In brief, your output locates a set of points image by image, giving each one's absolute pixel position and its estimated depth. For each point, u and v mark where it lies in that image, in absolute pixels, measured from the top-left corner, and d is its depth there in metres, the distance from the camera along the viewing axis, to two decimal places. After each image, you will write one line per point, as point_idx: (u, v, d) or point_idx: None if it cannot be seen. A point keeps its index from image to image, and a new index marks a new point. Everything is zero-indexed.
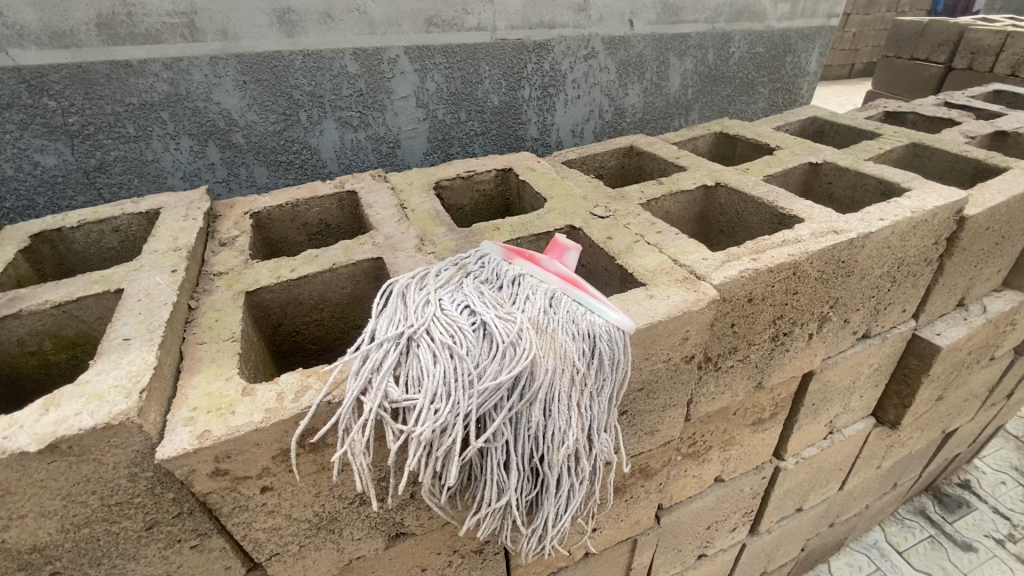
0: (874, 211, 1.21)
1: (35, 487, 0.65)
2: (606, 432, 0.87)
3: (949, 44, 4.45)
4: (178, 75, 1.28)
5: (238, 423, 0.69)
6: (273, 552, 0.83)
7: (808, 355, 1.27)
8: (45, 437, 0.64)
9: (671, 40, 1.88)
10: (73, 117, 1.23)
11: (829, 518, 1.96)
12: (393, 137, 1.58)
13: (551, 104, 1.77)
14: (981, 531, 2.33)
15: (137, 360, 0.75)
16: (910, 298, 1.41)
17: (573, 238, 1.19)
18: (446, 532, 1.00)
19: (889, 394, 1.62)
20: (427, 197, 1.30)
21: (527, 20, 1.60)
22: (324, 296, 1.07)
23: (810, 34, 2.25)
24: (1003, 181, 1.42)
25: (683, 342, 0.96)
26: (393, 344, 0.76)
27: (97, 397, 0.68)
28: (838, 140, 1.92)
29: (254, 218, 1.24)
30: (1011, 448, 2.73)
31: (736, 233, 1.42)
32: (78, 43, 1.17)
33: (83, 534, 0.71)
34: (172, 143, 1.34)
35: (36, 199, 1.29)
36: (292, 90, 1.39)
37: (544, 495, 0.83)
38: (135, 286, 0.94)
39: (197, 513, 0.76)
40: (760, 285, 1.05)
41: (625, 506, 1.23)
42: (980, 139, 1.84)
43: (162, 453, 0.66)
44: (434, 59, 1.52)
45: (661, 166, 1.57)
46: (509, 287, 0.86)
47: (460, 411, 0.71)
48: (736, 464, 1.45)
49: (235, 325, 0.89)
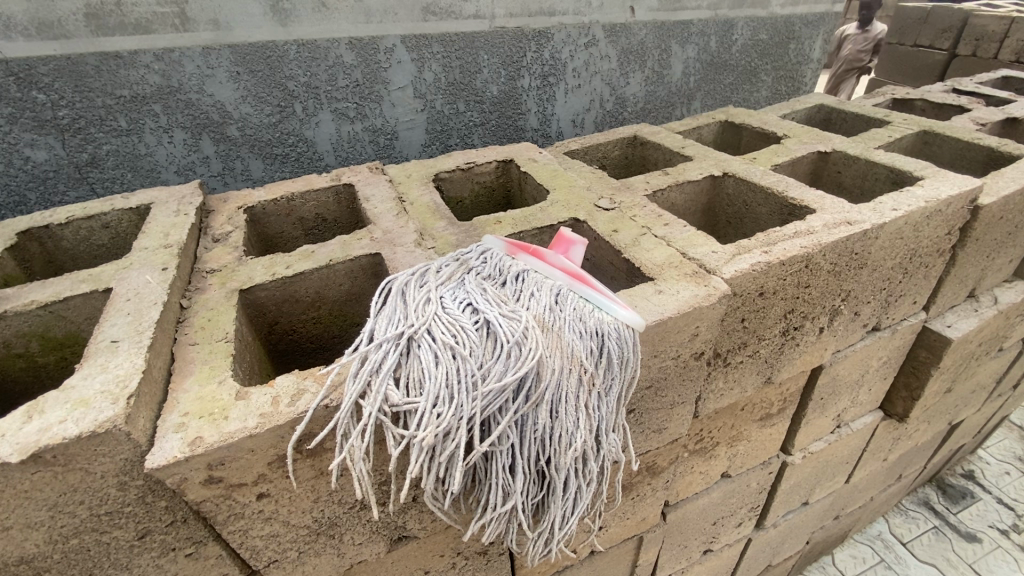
0: (887, 201, 1.17)
1: (21, 498, 0.62)
2: (614, 433, 0.84)
3: (953, 30, 4.38)
4: (170, 66, 1.23)
5: (232, 429, 0.66)
6: (272, 559, 0.81)
7: (818, 348, 1.24)
8: (28, 446, 0.61)
9: (673, 27, 1.84)
10: (63, 111, 1.19)
11: (833, 511, 1.94)
12: (391, 128, 1.54)
13: (551, 93, 1.72)
14: (985, 522, 2.31)
15: (125, 363, 0.72)
16: (922, 289, 1.38)
17: (577, 231, 1.15)
18: (449, 534, 0.97)
19: (898, 386, 1.59)
20: (426, 190, 1.26)
21: (527, 8, 1.55)
22: (321, 294, 1.03)
23: (814, 20, 2.20)
24: (1017, 169, 1.38)
25: (693, 338, 0.93)
26: (392, 344, 0.73)
27: (83, 403, 0.65)
28: (845, 128, 1.88)
29: (248, 213, 1.21)
30: (1015, 438, 2.71)
31: (744, 224, 1.38)
32: (67, 34, 1.13)
33: (72, 544, 0.68)
34: (165, 136, 1.30)
35: (27, 195, 1.25)
36: (287, 80, 1.35)
37: (551, 498, 0.80)
38: (124, 285, 0.91)
39: (191, 521, 0.72)
40: (772, 278, 1.02)
41: (631, 504, 1.20)
42: (990, 126, 1.80)
43: (152, 461, 0.63)
44: (432, 48, 1.47)
45: (666, 156, 1.53)
46: (512, 284, 0.82)
47: (462, 414, 0.68)
48: (743, 459, 1.42)
49: (228, 324, 0.86)
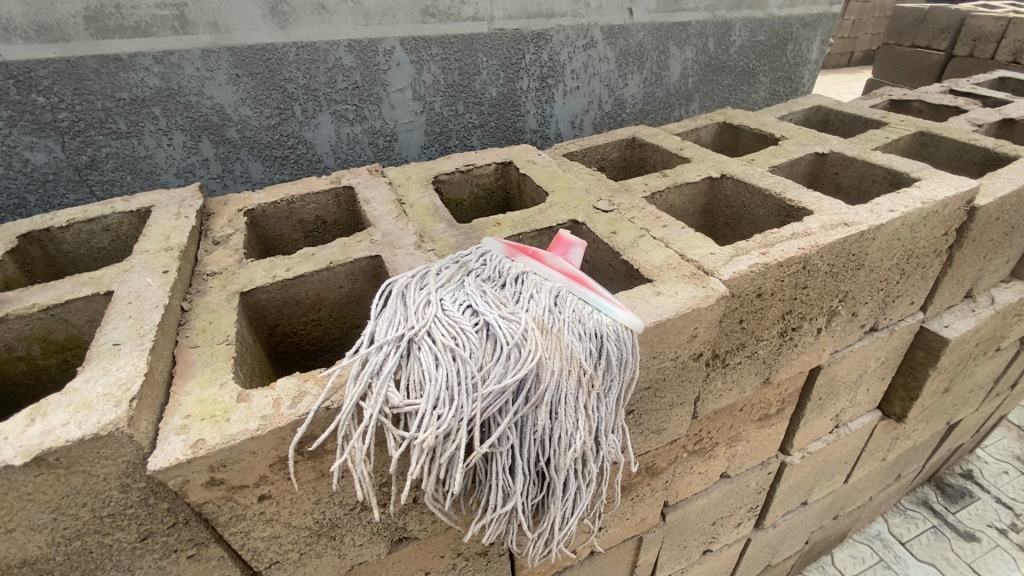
0: (884, 202, 1.18)
1: (24, 501, 0.63)
2: (613, 434, 0.84)
3: (950, 31, 4.40)
4: (169, 69, 1.24)
5: (233, 431, 0.67)
6: (273, 561, 0.81)
7: (816, 349, 1.25)
8: (31, 449, 0.61)
9: (671, 29, 1.85)
10: (62, 113, 1.20)
11: (832, 511, 1.95)
12: (390, 130, 1.54)
13: (550, 95, 1.73)
14: (984, 521, 2.32)
15: (127, 366, 0.72)
16: (919, 290, 1.39)
17: (576, 233, 1.16)
18: (449, 535, 0.97)
19: (896, 387, 1.60)
20: (425, 193, 1.27)
21: (525, 10, 1.56)
22: (321, 296, 1.04)
23: (812, 22, 2.21)
24: (1014, 170, 1.39)
25: (691, 339, 0.93)
26: (393, 346, 0.73)
27: (85, 406, 0.66)
28: (842, 129, 1.89)
29: (249, 215, 1.21)
30: (1013, 438, 2.72)
31: (742, 225, 1.39)
32: (66, 37, 1.14)
33: (75, 547, 0.69)
34: (164, 139, 1.31)
35: (27, 197, 1.25)
36: (286, 83, 1.36)
37: (551, 499, 0.80)
38: (125, 288, 0.91)
39: (193, 522, 0.73)
40: (769, 280, 1.02)
41: (630, 505, 1.21)
42: (987, 127, 1.81)
43: (154, 464, 0.63)
44: (430, 50, 1.48)
45: (664, 158, 1.54)
46: (511, 286, 0.83)
47: (463, 416, 0.68)
48: (742, 459, 1.42)
49: (229, 327, 0.86)
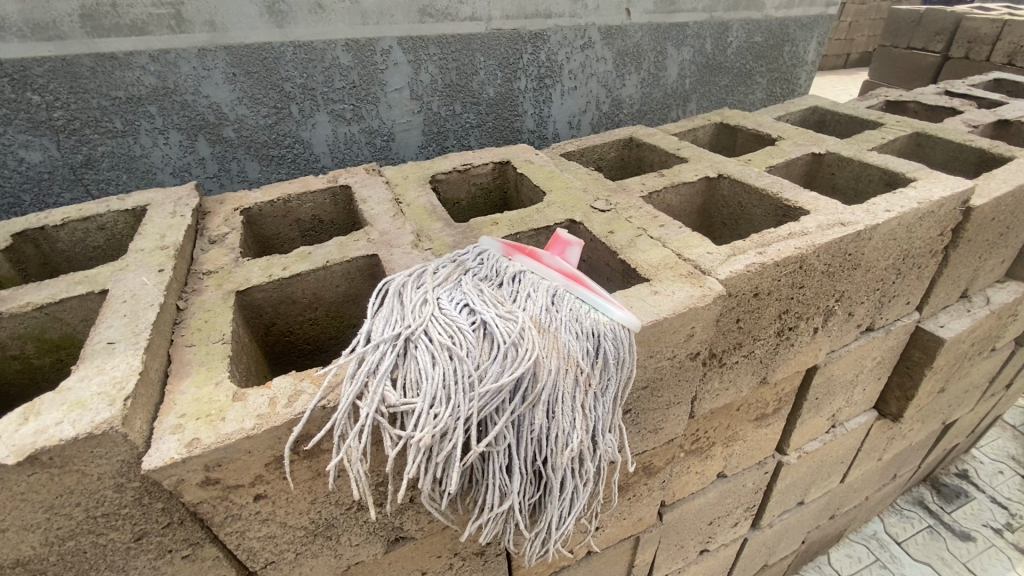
0: (880, 202, 1.18)
1: (17, 500, 0.63)
2: (610, 433, 0.84)
3: (946, 33, 4.43)
4: (166, 68, 1.23)
5: (229, 430, 0.67)
6: (269, 561, 0.81)
7: (813, 349, 1.25)
8: (24, 448, 0.61)
9: (668, 30, 1.85)
10: (58, 112, 1.19)
11: (829, 511, 1.96)
12: (387, 129, 1.54)
13: (548, 95, 1.73)
14: (979, 520, 2.33)
15: (122, 365, 0.72)
16: (914, 290, 1.39)
17: (574, 233, 1.16)
18: (446, 534, 0.97)
19: (891, 386, 1.60)
20: (422, 192, 1.27)
21: (522, 10, 1.55)
22: (317, 295, 1.03)
23: (809, 23, 2.21)
24: (1008, 171, 1.39)
25: (688, 338, 0.93)
26: (390, 345, 0.73)
27: (79, 405, 0.65)
28: (838, 130, 1.89)
29: (245, 214, 1.21)
30: (1009, 437, 2.73)
31: (738, 225, 1.39)
32: (62, 35, 1.13)
33: (69, 546, 0.68)
34: (160, 138, 1.30)
35: (22, 196, 1.24)
36: (283, 82, 1.35)
37: (548, 498, 0.80)
38: (121, 286, 0.91)
39: (187, 523, 0.72)
40: (766, 279, 1.02)
41: (627, 504, 1.21)
42: (983, 127, 1.82)
43: (149, 462, 0.63)
44: (428, 50, 1.48)
45: (662, 158, 1.54)
46: (509, 285, 0.83)
47: (460, 415, 0.68)
48: (739, 459, 1.43)
49: (226, 325, 0.86)
